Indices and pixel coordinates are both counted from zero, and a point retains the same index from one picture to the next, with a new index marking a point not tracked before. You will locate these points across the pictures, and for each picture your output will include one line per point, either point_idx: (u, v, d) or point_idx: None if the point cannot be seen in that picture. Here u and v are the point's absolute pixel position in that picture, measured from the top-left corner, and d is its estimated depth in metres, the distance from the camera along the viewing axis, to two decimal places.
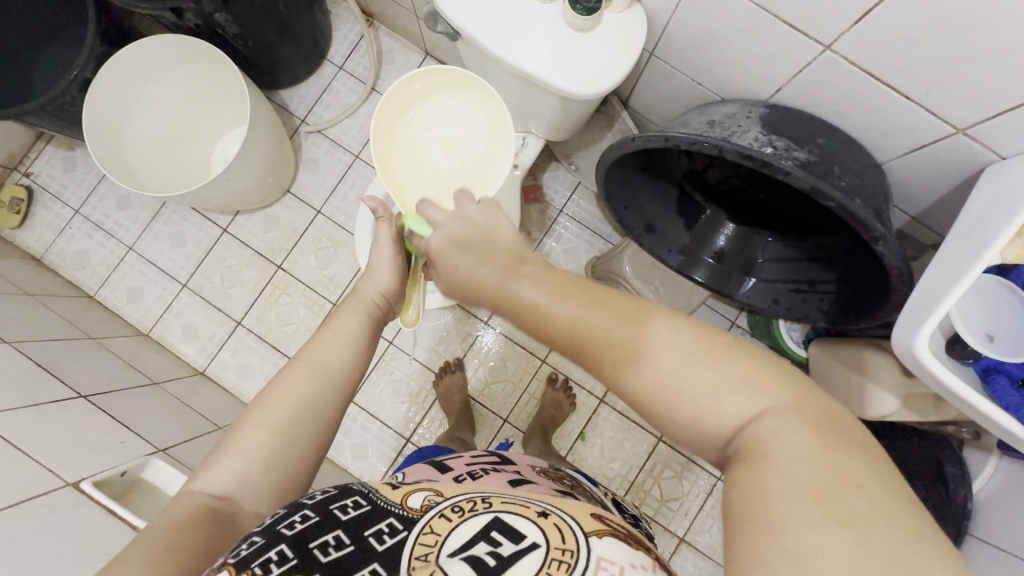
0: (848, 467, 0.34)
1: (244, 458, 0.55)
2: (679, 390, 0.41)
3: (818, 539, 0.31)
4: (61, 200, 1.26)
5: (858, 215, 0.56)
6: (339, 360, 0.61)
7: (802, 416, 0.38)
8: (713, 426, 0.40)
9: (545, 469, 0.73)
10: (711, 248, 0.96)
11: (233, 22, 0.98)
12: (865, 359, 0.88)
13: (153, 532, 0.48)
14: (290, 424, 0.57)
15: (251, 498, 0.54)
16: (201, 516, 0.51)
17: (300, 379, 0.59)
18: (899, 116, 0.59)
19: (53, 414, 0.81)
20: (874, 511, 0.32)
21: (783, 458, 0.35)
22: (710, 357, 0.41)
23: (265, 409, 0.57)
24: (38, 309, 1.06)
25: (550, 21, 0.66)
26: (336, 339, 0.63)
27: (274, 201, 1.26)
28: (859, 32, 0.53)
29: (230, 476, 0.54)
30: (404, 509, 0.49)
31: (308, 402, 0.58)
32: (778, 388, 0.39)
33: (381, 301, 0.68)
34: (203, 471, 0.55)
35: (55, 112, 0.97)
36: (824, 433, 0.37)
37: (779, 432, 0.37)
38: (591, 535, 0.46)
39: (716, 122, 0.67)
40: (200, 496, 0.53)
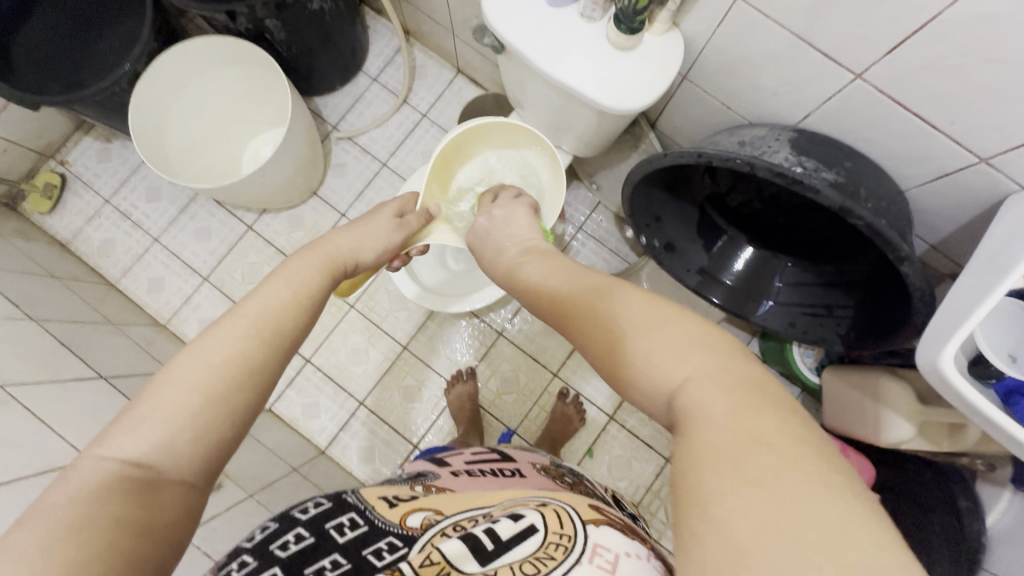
0: (774, 431, 0.32)
1: (167, 417, 0.42)
2: (623, 359, 0.41)
3: (734, 504, 0.29)
4: (93, 189, 1.29)
5: (885, 235, 0.59)
6: (282, 321, 0.52)
7: (728, 381, 0.35)
8: (651, 398, 0.39)
9: (545, 465, 0.73)
10: (730, 270, 0.98)
11: (281, 28, 1.03)
12: (880, 386, 0.90)
13: (56, 505, 0.37)
14: (219, 381, 0.45)
15: (176, 464, 0.41)
16: (115, 487, 0.38)
17: (236, 334, 0.48)
18: (923, 144, 0.62)
19: (75, 392, 0.81)
20: (789, 470, 0.30)
21: (705, 427, 0.33)
22: (646, 326, 0.41)
23: (189, 365, 0.45)
24: (63, 291, 1.07)
25: (593, 40, 0.70)
26: (282, 291, 0.55)
27: (301, 203, 1.29)
28: (889, 62, 0.56)
29: (147, 438, 0.41)
30: (403, 530, 0.47)
31: (244, 360, 0.47)
32: (705, 353, 0.37)
33: (325, 262, 0.63)
34: (115, 431, 0.41)
35: (103, 103, 1.01)
36: (757, 397, 0.34)
37: (705, 399, 0.35)
38: (588, 524, 0.46)
39: (747, 142, 0.70)
40: (109, 461, 0.40)
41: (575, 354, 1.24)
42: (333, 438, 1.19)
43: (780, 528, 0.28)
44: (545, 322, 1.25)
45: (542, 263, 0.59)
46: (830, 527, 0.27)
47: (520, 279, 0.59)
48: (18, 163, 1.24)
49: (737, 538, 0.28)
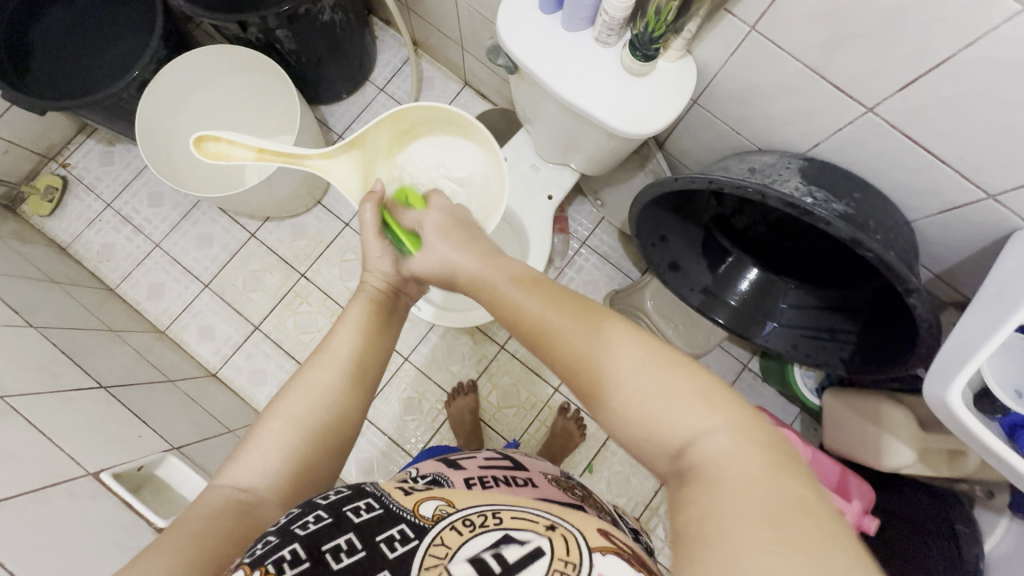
0: (798, 493, 0.34)
1: (265, 449, 0.52)
2: (628, 401, 0.41)
3: (769, 563, 0.30)
4: (94, 192, 1.28)
5: (895, 267, 0.59)
6: (368, 358, 0.60)
7: (755, 437, 0.38)
8: (666, 445, 0.40)
9: (557, 477, 0.73)
10: (734, 291, 0.99)
11: (291, 39, 1.03)
12: (881, 410, 0.91)
13: (184, 521, 0.46)
14: (309, 417, 0.54)
15: (270, 489, 0.50)
16: (227, 507, 0.48)
17: (207, 515, 0.47)
18: (932, 178, 0.63)
19: (75, 402, 0.80)
20: (822, 535, 0.32)
21: (737, 481, 0.35)
22: (657, 368, 0.41)
23: (287, 401, 0.54)
24: (62, 297, 1.06)
25: (608, 65, 0.70)
26: (272, 454, 0.51)
27: (305, 211, 1.29)
28: (901, 98, 0.57)
29: (252, 469, 0.51)
30: (415, 517, 0.45)
31: (332, 400, 0.55)
32: (728, 408, 0.39)
33: (392, 288, 0.67)
34: (226, 466, 0.51)
35: (110, 109, 1.00)
36: (778, 460, 0.36)
37: (732, 453, 0.37)
38: (595, 552, 0.42)
39: (757, 170, 0.71)
40: (224, 489, 0.49)
41: None
42: None
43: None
44: None
45: (510, 274, 0.52)
46: None
47: (485, 286, 0.53)
48: (19, 164, 1.23)
49: None
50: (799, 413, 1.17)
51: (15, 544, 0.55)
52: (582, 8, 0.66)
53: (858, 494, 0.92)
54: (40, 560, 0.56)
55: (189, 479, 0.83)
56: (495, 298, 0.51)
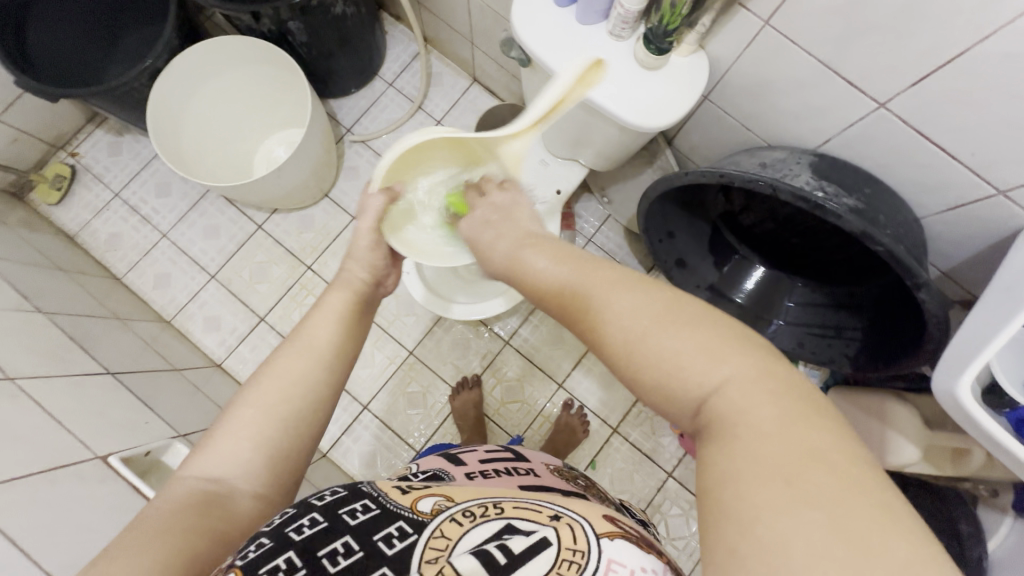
0: (818, 445, 0.33)
1: (235, 438, 0.50)
2: (642, 359, 0.40)
3: (786, 527, 0.30)
4: (102, 181, 1.28)
5: (905, 261, 0.60)
6: (342, 344, 0.59)
7: (772, 389, 0.36)
8: (682, 403, 0.39)
9: (559, 468, 0.73)
10: (740, 288, 0.99)
11: (303, 31, 1.04)
12: (886, 408, 0.91)
13: (150, 516, 0.45)
14: (280, 404, 0.52)
15: (242, 480, 0.49)
16: (195, 500, 0.46)
17: (170, 510, 0.45)
18: (942, 174, 0.63)
19: (83, 386, 0.81)
20: (842, 490, 0.31)
21: (750, 440, 0.34)
22: (669, 323, 0.39)
23: (257, 390, 0.53)
24: (69, 284, 1.07)
25: (621, 58, 0.71)
26: (244, 446, 0.50)
27: (312, 204, 1.29)
28: (913, 94, 0.58)
29: (220, 459, 0.49)
30: (413, 513, 0.44)
31: (303, 386, 0.54)
32: (745, 355, 0.37)
33: (372, 279, 0.67)
34: (194, 457, 0.50)
35: (121, 98, 1.00)
36: (799, 409, 0.35)
37: (747, 406, 0.35)
38: (603, 539, 0.42)
39: (767, 164, 0.71)
40: (193, 481, 0.48)
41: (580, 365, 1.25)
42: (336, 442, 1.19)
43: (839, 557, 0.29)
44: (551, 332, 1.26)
45: (536, 247, 0.53)
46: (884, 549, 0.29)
47: (514, 264, 0.54)
48: (28, 153, 1.23)
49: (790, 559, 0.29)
50: None
51: (25, 524, 0.55)
52: (597, 1, 0.66)
53: None
54: (49, 540, 0.56)
55: None
56: (531, 280, 0.51)
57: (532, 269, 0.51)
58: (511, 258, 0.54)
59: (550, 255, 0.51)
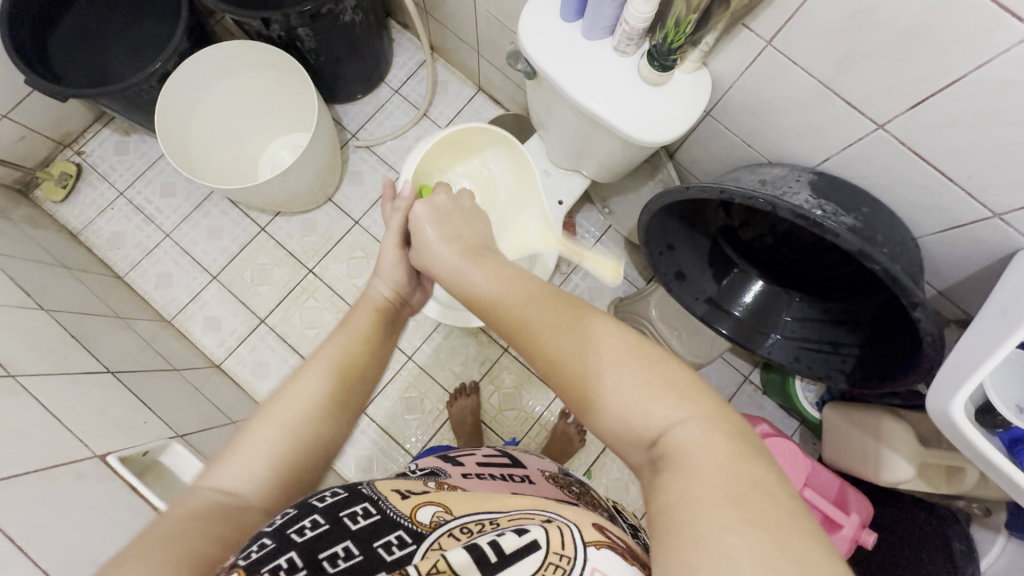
0: (760, 475, 0.35)
1: (254, 452, 0.50)
2: (603, 396, 0.41)
3: (735, 542, 0.31)
4: (108, 180, 1.29)
5: (901, 280, 0.61)
6: (366, 364, 0.60)
7: (722, 425, 0.39)
8: (637, 433, 0.40)
9: (553, 473, 0.73)
10: (738, 301, 1.00)
11: (312, 37, 1.05)
12: (882, 425, 0.91)
13: (163, 521, 0.44)
14: (302, 422, 0.53)
15: (255, 492, 0.49)
16: (207, 510, 0.45)
17: (185, 517, 0.44)
18: (939, 195, 0.64)
19: (83, 384, 0.81)
20: (783, 514, 0.33)
21: (704, 466, 0.36)
22: (616, 362, 0.42)
23: (282, 405, 0.53)
24: (72, 282, 1.07)
25: (626, 74, 0.72)
26: (264, 461, 0.50)
27: (315, 208, 1.30)
28: (912, 116, 0.59)
29: (237, 471, 0.49)
30: (413, 523, 0.44)
31: (325, 406, 0.55)
32: (695, 396, 0.40)
33: (394, 298, 0.70)
34: (212, 468, 0.50)
35: (130, 99, 1.01)
36: (741, 444, 0.38)
37: (699, 439, 0.37)
38: (590, 546, 0.41)
39: (767, 181, 0.72)
40: (209, 492, 0.47)
41: None
42: None
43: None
44: None
45: (479, 265, 0.56)
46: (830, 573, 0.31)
47: (461, 279, 0.56)
48: (35, 150, 1.24)
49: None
50: (798, 426, 1.18)
51: (23, 523, 0.55)
52: (603, 17, 0.67)
53: (857, 508, 0.92)
54: (47, 538, 0.56)
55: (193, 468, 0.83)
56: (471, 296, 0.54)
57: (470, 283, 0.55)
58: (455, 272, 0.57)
59: (487, 270, 0.55)
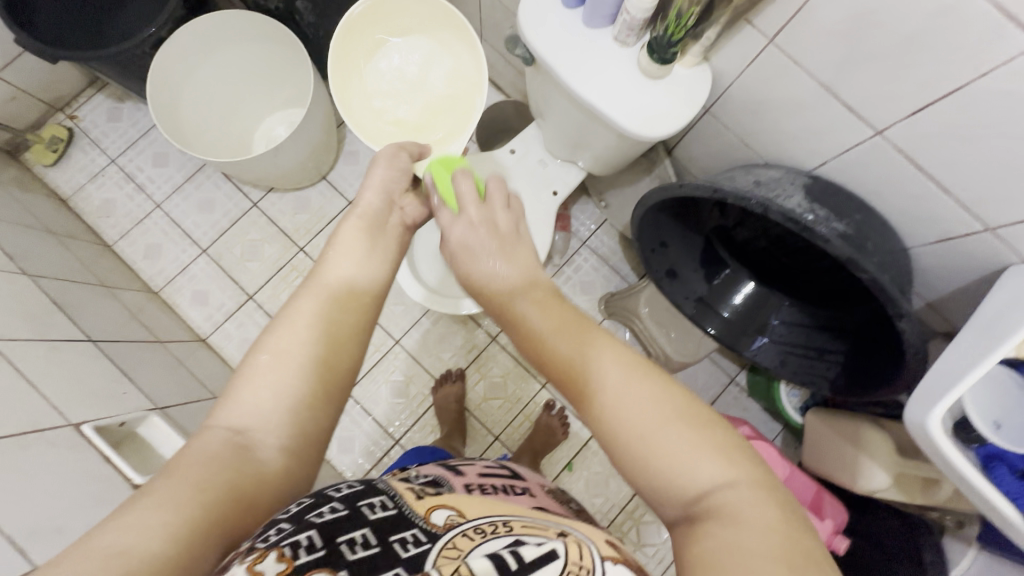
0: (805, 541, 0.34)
1: (258, 387, 0.46)
2: (645, 449, 0.40)
3: None
4: (99, 146, 1.27)
5: (887, 290, 0.60)
6: (360, 279, 0.56)
7: (769, 494, 0.37)
8: (676, 490, 0.39)
9: (552, 489, 0.69)
10: (727, 303, 0.99)
11: (311, 11, 1.03)
12: (862, 433, 0.92)
13: (180, 462, 0.40)
14: (297, 346, 0.48)
15: (270, 432, 0.44)
16: (225, 453, 0.42)
17: (201, 460, 0.41)
18: (933, 206, 0.63)
19: (63, 352, 0.81)
20: None
21: (752, 527, 0.34)
22: (661, 416, 0.40)
23: (275, 330, 0.49)
24: (58, 248, 1.06)
25: (625, 65, 0.70)
26: (268, 394, 0.46)
27: (309, 185, 1.29)
28: (910, 124, 0.58)
29: (246, 407, 0.45)
30: (426, 523, 0.41)
31: (319, 329, 0.50)
32: (733, 457, 0.39)
33: (387, 204, 0.65)
34: (222, 407, 0.46)
35: (123, 65, 1.00)
36: (786, 510, 0.36)
37: (748, 504, 0.36)
38: (607, 562, 0.38)
39: (762, 182, 0.71)
40: (222, 432, 0.44)
41: None
42: None
43: None
44: None
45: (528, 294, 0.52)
46: None
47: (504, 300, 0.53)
48: (26, 112, 1.22)
49: None
50: (781, 429, 1.19)
51: None
52: (604, 6, 0.66)
53: (831, 513, 0.92)
54: (16, 507, 0.56)
55: (170, 440, 0.83)
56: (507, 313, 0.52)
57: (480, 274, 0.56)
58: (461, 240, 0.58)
59: (499, 254, 0.56)
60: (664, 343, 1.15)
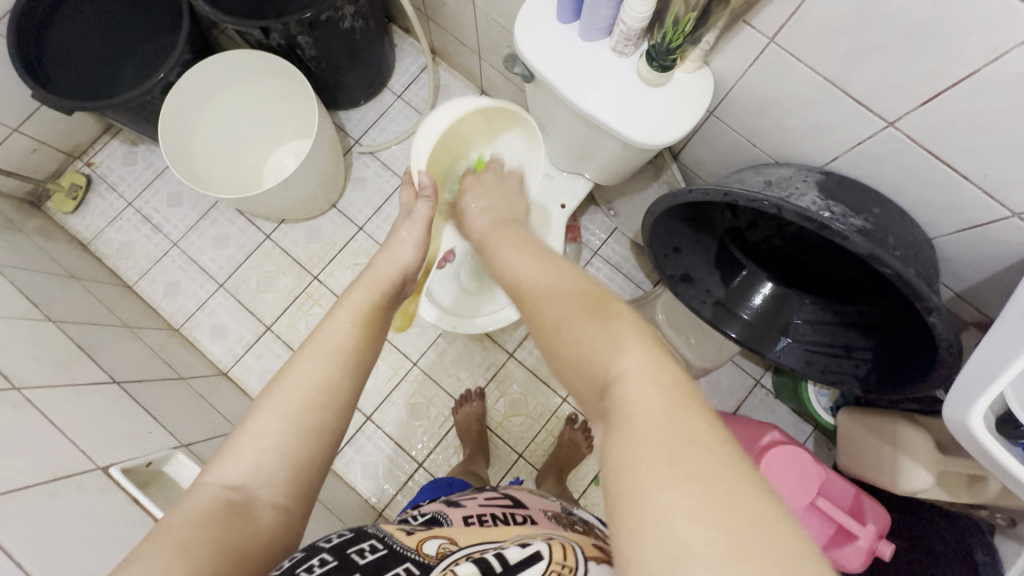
0: (693, 424, 0.36)
1: (260, 441, 0.46)
2: (564, 343, 0.47)
3: (670, 496, 0.33)
4: (116, 191, 1.31)
5: (914, 284, 0.58)
6: (359, 340, 0.54)
7: (660, 379, 0.40)
8: (592, 382, 0.44)
9: (556, 513, 0.67)
10: (747, 305, 0.97)
11: (312, 45, 1.05)
12: (898, 432, 0.89)
13: (170, 524, 0.40)
14: (304, 410, 0.47)
15: (268, 489, 0.44)
16: (218, 513, 0.42)
17: (191, 525, 0.40)
18: (954, 194, 0.61)
19: (88, 395, 0.82)
20: (712, 464, 0.34)
21: (642, 420, 0.37)
22: (572, 321, 0.47)
23: (278, 393, 0.48)
24: (81, 292, 1.09)
25: (624, 75, 0.70)
26: (268, 454, 0.45)
27: (320, 214, 1.30)
28: (924, 113, 0.56)
29: (245, 463, 0.45)
30: (420, 555, 0.43)
31: (322, 387, 0.49)
32: (636, 354, 0.42)
33: (399, 276, 0.67)
34: (216, 464, 0.46)
35: (135, 111, 1.03)
36: (683, 394, 0.39)
37: (640, 393, 0.39)
38: (590, 560, 0.43)
39: (773, 182, 0.70)
40: (216, 489, 0.44)
41: None
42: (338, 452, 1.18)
43: (704, 519, 0.31)
44: None
45: (518, 251, 0.62)
46: (753, 515, 0.32)
47: (497, 262, 0.63)
48: (46, 163, 1.26)
49: (671, 523, 0.32)
50: (812, 431, 1.15)
51: (24, 540, 0.56)
52: (600, 18, 0.66)
53: (874, 517, 0.89)
54: (49, 554, 0.56)
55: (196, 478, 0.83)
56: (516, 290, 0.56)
57: (492, 246, 0.67)
58: (491, 247, 0.67)
59: (508, 239, 0.66)
60: (684, 350, 1.13)
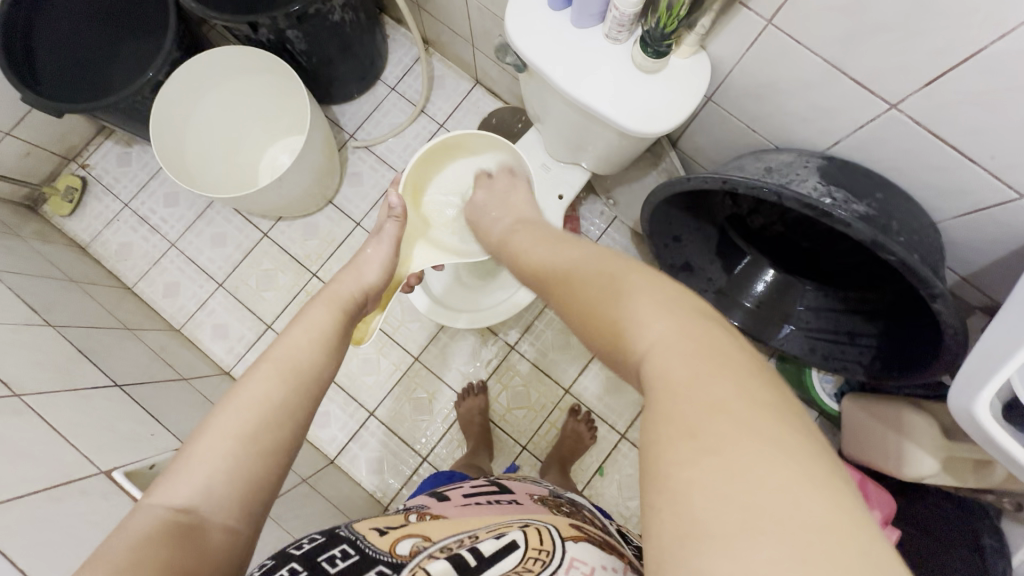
0: (742, 382, 0.33)
1: (210, 463, 0.43)
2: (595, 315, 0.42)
3: (720, 449, 0.30)
4: (112, 192, 1.30)
5: (919, 271, 0.57)
6: (312, 363, 0.53)
7: (707, 343, 0.37)
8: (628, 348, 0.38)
9: (544, 497, 0.67)
10: (750, 292, 0.96)
11: (302, 39, 1.03)
12: (904, 418, 0.88)
13: (111, 548, 0.38)
14: (260, 430, 0.46)
15: (218, 510, 0.42)
16: (164, 534, 0.40)
17: (133, 548, 0.38)
18: (960, 177, 0.60)
19: (90, 400, 0.82)
20: (767, 423, 0.31)
21: (685, 380, 0.34)
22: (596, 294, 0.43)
23: (227, 413, 0.46)
24: (80, 295, 1.09)
25: (617, 62, 0.68)
26: (219, 475, 0.43)
27: (317, 211, 1.29)
28: (927, 94, 0.55)
29: (193, 484, 0.42)
30: (392, 556, 0.43)
31: (278, 406, 0.48)
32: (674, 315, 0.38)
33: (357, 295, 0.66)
34: (161, 484, 0.43)
35: (125, 111, 1.01)
36: (724, 354, 0.36)
37: (686, 352, 0.35)
38: (568, 540, 0.44)
39: (773, 168, 0.68)
40: (160, 511, 0.41)
41: (587, 370, 1.23)
42: (342, 448, 1.19)
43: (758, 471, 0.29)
44: (559, 336, 1.24)
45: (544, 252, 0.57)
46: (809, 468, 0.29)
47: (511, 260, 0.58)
48: (40, 166, 1.26)
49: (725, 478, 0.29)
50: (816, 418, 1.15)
51: (26, 546, 0.56)
52: (592, 4, 0.64)
53: (878, 502, 0.88)
54: (53, 559, 0.57)
55: None
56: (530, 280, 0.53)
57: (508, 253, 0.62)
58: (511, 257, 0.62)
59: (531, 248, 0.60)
60: None
